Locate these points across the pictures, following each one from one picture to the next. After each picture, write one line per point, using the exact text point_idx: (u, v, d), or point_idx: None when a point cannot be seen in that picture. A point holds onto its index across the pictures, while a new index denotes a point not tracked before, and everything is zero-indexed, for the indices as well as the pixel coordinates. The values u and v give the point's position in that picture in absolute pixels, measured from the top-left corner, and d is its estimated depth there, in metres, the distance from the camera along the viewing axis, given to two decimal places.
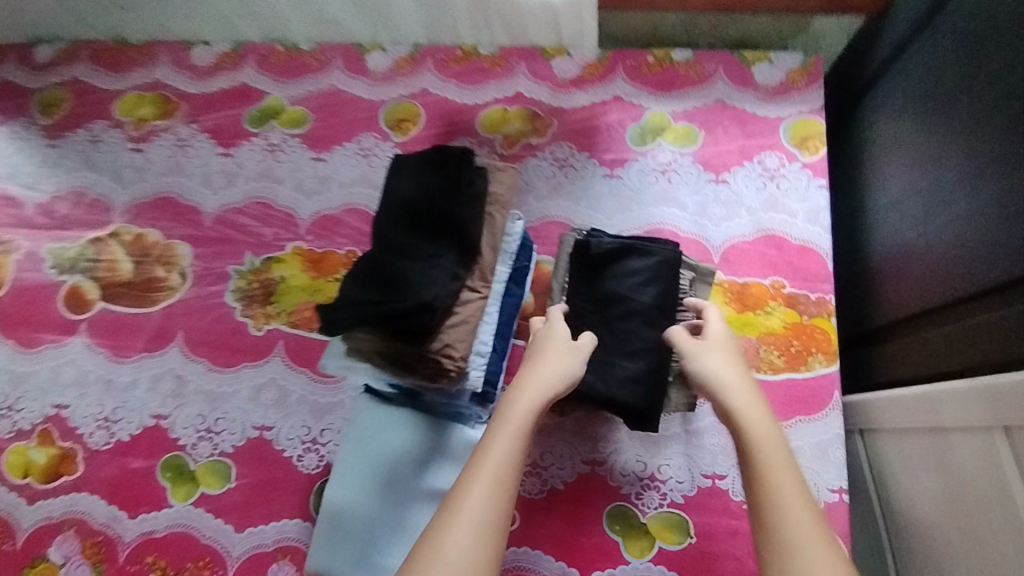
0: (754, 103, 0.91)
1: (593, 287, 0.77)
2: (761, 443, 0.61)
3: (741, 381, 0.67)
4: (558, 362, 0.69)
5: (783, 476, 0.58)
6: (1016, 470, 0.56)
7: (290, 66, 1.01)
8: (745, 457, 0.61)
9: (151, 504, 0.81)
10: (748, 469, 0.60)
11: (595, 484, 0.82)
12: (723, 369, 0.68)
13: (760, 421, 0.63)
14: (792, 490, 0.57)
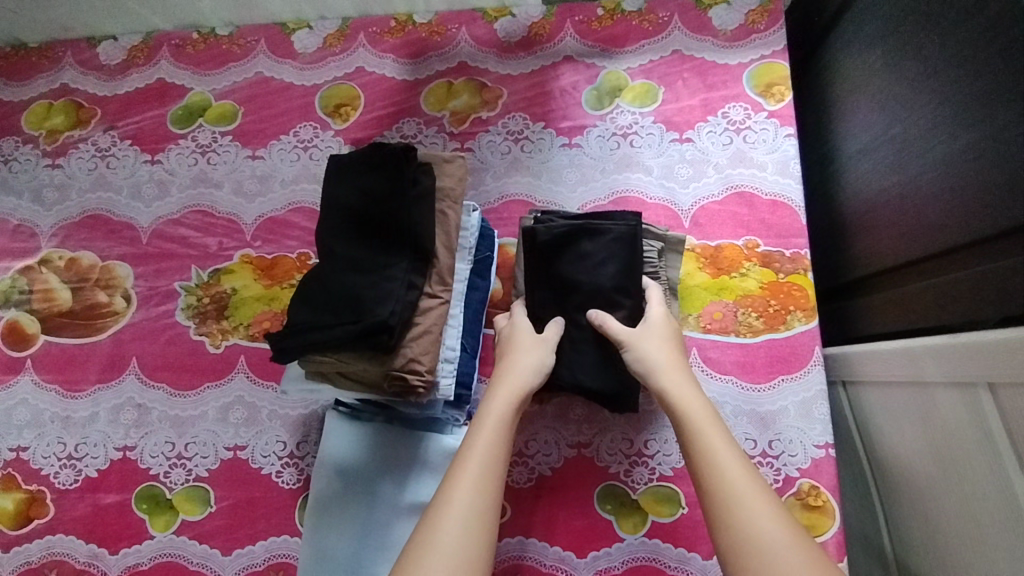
0: (713, 51, 0.85)
1: (549, 274, 0.72)
2: (696, 417, 0.60)
3: (670, 360, 0.66)
4: (525, 355, 0.67)
5: (720, 447, 0.57)
6: (1002, 427, 0.54)
7: (210, 56, 0.92)
8: (681, 434, 0.60)
9: (131, 538, 0.79)
10: (685, 446, 0.59)
11: (583, 466, 0.77)
12: (652, 349, 0.67)
13: (691, 398, 0.62)
14: (731, 458, 0.56)
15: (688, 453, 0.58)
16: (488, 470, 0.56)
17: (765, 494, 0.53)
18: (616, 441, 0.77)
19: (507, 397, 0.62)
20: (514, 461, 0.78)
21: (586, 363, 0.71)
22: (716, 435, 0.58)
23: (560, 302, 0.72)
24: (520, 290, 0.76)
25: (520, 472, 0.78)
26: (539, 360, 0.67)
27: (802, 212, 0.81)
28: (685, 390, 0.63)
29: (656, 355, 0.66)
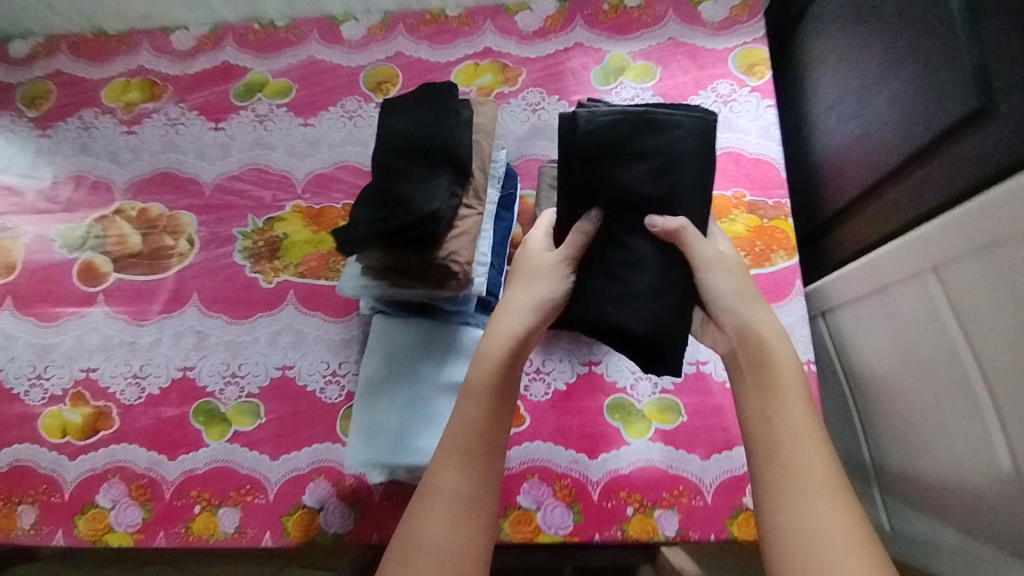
0: (703, 38, 1.00)
1: (598, 176, 0.69)
2: (782, 387, 0.61)
3: (754, 313, 0.66)
4: (534, 284, 0.69)
5: (800, 431, 0.58)
6: (946, 301, 0.65)
7: (269, 41, 1.06)
8: (766, 398, 0.61)
9: (189, 446, 0.88)
10: (762, 415, 0.60)
11: (594, 381, 0.87)
12: (732, 296, 0.67)
13: (785, 366, 0.62)
14: (812, 436, 0.57)
15: (767, 423, 0.59)
16: (480, 441, 0.61)
17: (832, 481, 0.55)
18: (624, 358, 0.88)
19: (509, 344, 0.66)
20: (533, 377, 0.88)
21: (636, 285, 0.68)
22: (802, 415, 0.59)
23: (613, 213, 0.70)
24: None
25: (538, 387, 0.87)
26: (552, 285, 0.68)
27: (781, 168, 0.94)
28: (784, 359, 0.62)
29: (726, 302, 0.67)
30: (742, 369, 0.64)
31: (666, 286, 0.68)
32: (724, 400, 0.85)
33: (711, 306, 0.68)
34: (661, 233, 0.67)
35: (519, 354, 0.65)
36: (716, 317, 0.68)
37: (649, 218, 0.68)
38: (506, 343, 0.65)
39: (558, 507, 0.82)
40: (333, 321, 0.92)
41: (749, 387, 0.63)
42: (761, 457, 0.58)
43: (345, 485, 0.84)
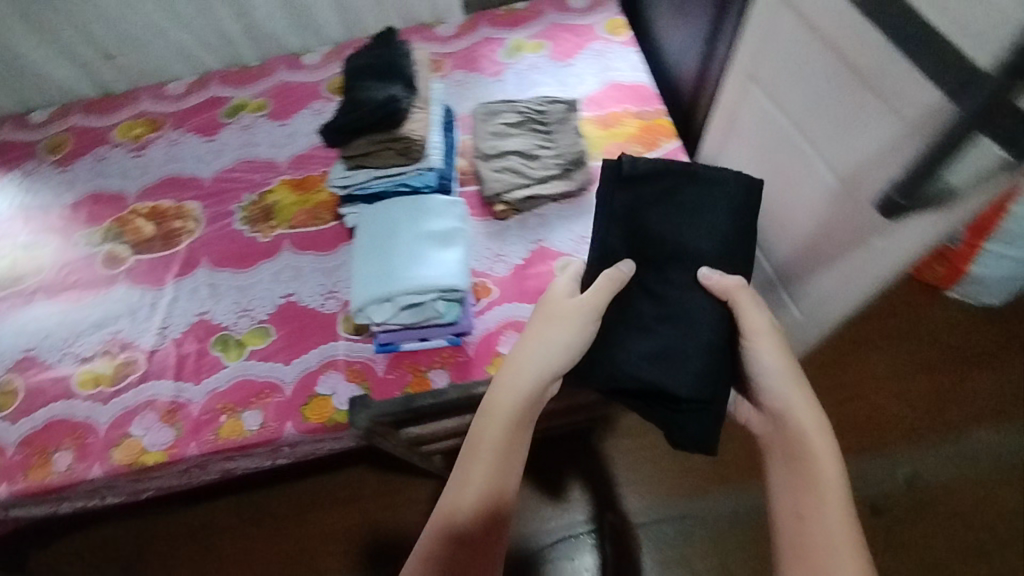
0: (577, 17, 1.33)
1: (639, 224, 0.87)
2: (820, 484, 0.74)
3: (799, 400, 0.79)
4: (554, 323, 0.82)
5: (830, 515, 0.71)
6: (764, 96, 0.91)
7: (246, 76, 1.34)
8: (807, 487, 0.74)
9: (210, 370, 1.01)
10: (796, 511, 0.74)
11: (546, 253, 1.07)
12: (782, 374, 0.80)
13: (823, 453, 0.75)
14: (841, 531, 0.70)
15: (800, 518, 0.73)
16: (484, 507, 0.73)
17: (852, 549, 0.69)
18: (565, 232, 1.09)
19: (514, 400, 0.77)
20: (497, 259, 1.06)
21: (678, 360, 0.80)
22: (836, 509, 0.72)
23: (656, 261, 0.86)
24: (478, 150, 1.12)
25: (501, 265, 1.06)
26: (575, 326, 0.81)
27: (652, 87, 1.23)
28: (820, 441, 0.76)
29: (774, 385, 0.80)
30: (778, 453, 0.79)
31: (703, 345, 0.80)
32: None
33: (760, 387, 0.82)
34: (715, 288, 0.82)
35: (531, 408, 0.78)
36: (763, 394, 0.82)
37: (703, 270, 0.83)
38: (513, 406, 0.76)
39: None
40: (324, 255, 1.11)
41: (787, 471, 0.78)
42: (787, 543, 0.72)
43: (355, 369, 0.99)
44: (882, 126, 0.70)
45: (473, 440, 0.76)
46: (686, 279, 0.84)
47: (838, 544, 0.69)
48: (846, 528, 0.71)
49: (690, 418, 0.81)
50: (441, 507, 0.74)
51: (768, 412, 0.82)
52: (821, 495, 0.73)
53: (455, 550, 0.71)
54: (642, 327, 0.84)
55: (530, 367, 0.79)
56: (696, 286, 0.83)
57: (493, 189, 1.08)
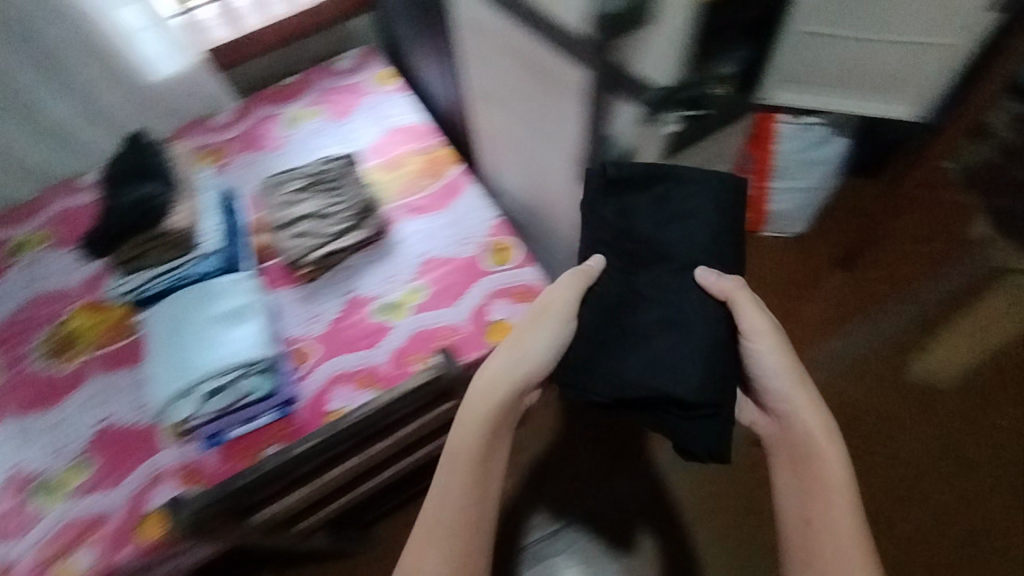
0: (346, 77, 1.38)
1: (644, 195, 0.96)
2: (833, 481, 0.97)
3: (801, 409, 1.03)
4: (530, 342, 0.97)
5: (837, 515, 0.95)
6: (498, 110, 1.04)
7: (19, 212, 1.28)
8: (818, 483, 0.99)
9: (29, 524, 0.94)
10: (805, 519, 0.98)
11: (358, 300, 1.09)
12: (784, 377, 1.03)
13: (822, 449, 1.00)
14: (844, 518, 0.95)
15: (808, 521, 0.97)
16: (463, 517, 0.94)
17: (850, 523, 0.94)
18: (372, 278, 1.12)
19: (483, 418, 0.98)
20: (312, 320, 1.08)
21: (692, 358, 0.89)
22: (840, 489, 0.97)
23: (622, 273, 0.97)
24: (272, 220, 1.14)
25: (316, 324, 1.07)
26: (543, 344, 0.97)
27: (428, 122, 1.30)
28: (826, 444, 1.00)
29: (780, 379, 1.03)
30: (784, 457, 1.05)
31: (693, 354, 0.89)
32: (452, 266, 1.11)
33: (778, 399, 1.05)
34: (715, 289, 0.93)
35: (497, 423, 0.98)
36: (772, 399, 1.06)
37: (700, 268, 0.94)
38: (484, 424, 0.97)
39: (361, 393, 1.00)
40: (136, 367, 1.07)
41: (807, 480, 1.00)
42: (797, 547, 0.97)
43: (185, 473, 0.95)
44: (552, 98, 0.90)
45: (450, 452, 0.97)
46: (693, 278, 0.94)
47: (840, 521, 0.95)
48: (850, 508, 0.96)
49: (677, 411, 0.94)
50: (443, 521, 0.94)
51: (780, 416, 1.06)
52: (831, 498, 0.97)
53: (451, 547, 0.93)
54: (643, 334, 0.93)
55: (512, 373, 0.98)
56: (702, 288, 0.94)
57: (291, 254, 1.10)
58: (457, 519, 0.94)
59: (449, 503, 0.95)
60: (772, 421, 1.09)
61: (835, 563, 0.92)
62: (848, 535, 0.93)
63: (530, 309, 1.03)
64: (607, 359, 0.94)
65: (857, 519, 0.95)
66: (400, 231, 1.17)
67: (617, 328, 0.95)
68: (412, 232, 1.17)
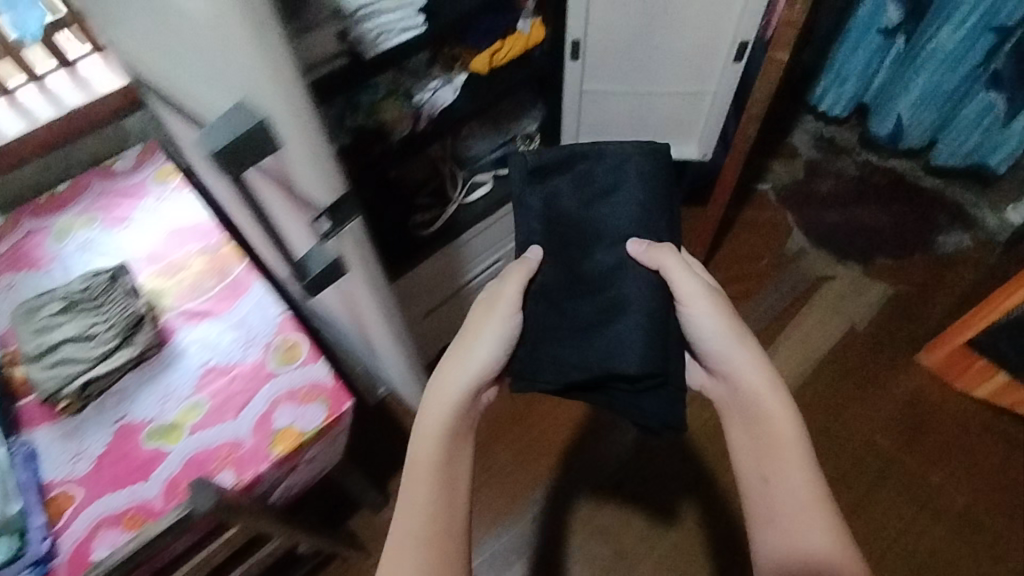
0: (123, 176, 1.29)
1: (574, 183, 1.09)
2: (775, 433, 0.96)
3: (745, 363, 1.01)
4: (483, 338, 1.01)
5: (785, 468, 0.94)
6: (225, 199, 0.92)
7: None
8: (765, 424, 0.98)
9: None
10: (762, 477, 0.95)
11: (128, 428, 1.00)
12: (724, 336, 1.02)
13: (772, 408, 0.98)
14: (798, 441, 0.95)
15: (764, 475, 0.95)
16: (434, 522, 0.88)
17: (791, 477, 0.93)
18: (144, 399, 1.03)
19: (441, 417, 0.97)
20: (75, 457, 0.98)
21: (648, 309, 0.99)
22: (790, 429, 0.96)
23: (561, 265, 1.05)
24: (26, 349, 1.03)
25: (79, 461, 0.98)
26: (485, 354, 1.01)
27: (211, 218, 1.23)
28: (767, 395, 0.99)
29: (720, 346, 1.02)
30: (736, 415, 1.03)
31: (641, 308, 0.98)
32: (233, 374, 1.04)
33: (714, 356, 1.04)
34: (647, 256, 1.01)
35: (455, 425, 0.97)
36: (716, 360, 1.04)
37: (632, 243, 1.03)
38: (452, 407, 0.97)
39: (127, 535, 0.91)
40: None
41: (761, 420, 0.99)
42: (752, 496, 0.95)
43: None
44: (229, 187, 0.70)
45: (419, 424, 0.98)
46: (625, 257, 1.03)
47: (791, 466, 0.94)
48: (796, 442, 0.95)
49: (625, 385, 1.00)
50: (416, 506, 0.90)
51: (726, 375, 1.04)
52: (781, 450, 0.95)
53: (415, 560, 0.85)
54: (595, 326, 1.00)
55: (467, 370, 1.00)
56: (631, 258, 1.02)
57: (45, 388, 1.00)
58: (426, 525, 0.88)
59: (418, 463, 0.94)
60: (721, 381, 1.06)
61: (779, 509, 0.91)
62: (794, 487, 0.92)
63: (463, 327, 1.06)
64: (546, 352, 1.03)
65: (804, 467, 0.94)
66: (178, 340, 1.08)
67: (559, 320, 1.03)
68: (191, 339, 1.08)
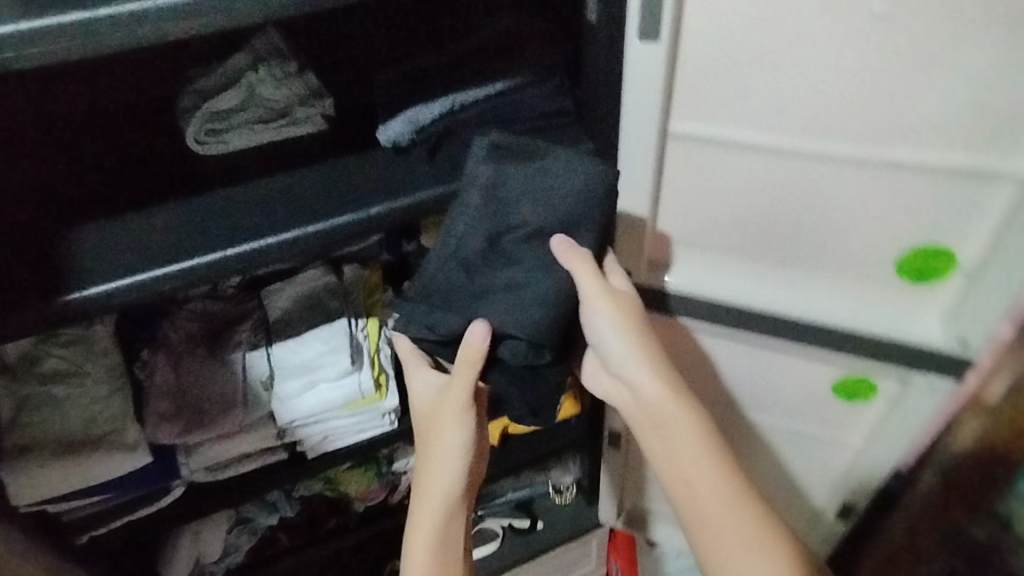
0: None
1: (505, 200, 0.60)
2: (660, 420, 0.67)
3: (644, 372, 0.66)
4: (450, 446, 0.68)
5: (710, 472, 0.66)
6: None
7: None
8: (659, 430, 0.67)
9: None
10: (683, 481, 0.67)
11: None
12: (625, 338, 0.65)
13: (671, 411, 0.66)
14: (688, 425, 0.66)
15: (690, 485, 0.67)
16: None
17: (714, 488, 0.65)
18: None
19: (432, 511, 0.69)
20: None
21: (506, 203, 0.61)
22: (692, 429, 0.66)
23: (483, 232, 0.60)
24: None
25: None
26: (468, 434, 0.68)
27: None
28: (681, 407, 0.66)
29: (622, 345, 0.65)
30: (644, 425, 0.69)
31: (553, 297, 0.61)
32: None
33: (614, 363, 0.67)
34: (564, 253, 0.60)
35: (458, 508, 0.70)
36: (616, 365, 0.67)
37: (554, 241, 0.61)
38: (447, 502, 0.69)
39: None
40: None
41: (653, 435, 0.69)
42: (705, 549, 0.65)
43: None
44: None
45: (413, 524, 0.70)
46: (540, 226, 0.61)
47: (694, 448, 0.66)
48: (694, 434, 0.66)
49: (515, 389, 0.67)
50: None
51: (624, 383, 0.68)
52: (679, 435, 0.66)
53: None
54: (496, 291, 0.62)
55: (453, 455, 0.68)
56: (554, 265, 0.61)
57: None
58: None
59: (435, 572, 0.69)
60: (631, 399, 0.69)
61: (746, 535, 0.63)
62: (733, 502, 0.65)
63: (425, 406, 0.70)
64: (432, 301, 0.64)
65: (722, 465, 0.66)
66: None
67: (464, 282, 0.62)
68: None
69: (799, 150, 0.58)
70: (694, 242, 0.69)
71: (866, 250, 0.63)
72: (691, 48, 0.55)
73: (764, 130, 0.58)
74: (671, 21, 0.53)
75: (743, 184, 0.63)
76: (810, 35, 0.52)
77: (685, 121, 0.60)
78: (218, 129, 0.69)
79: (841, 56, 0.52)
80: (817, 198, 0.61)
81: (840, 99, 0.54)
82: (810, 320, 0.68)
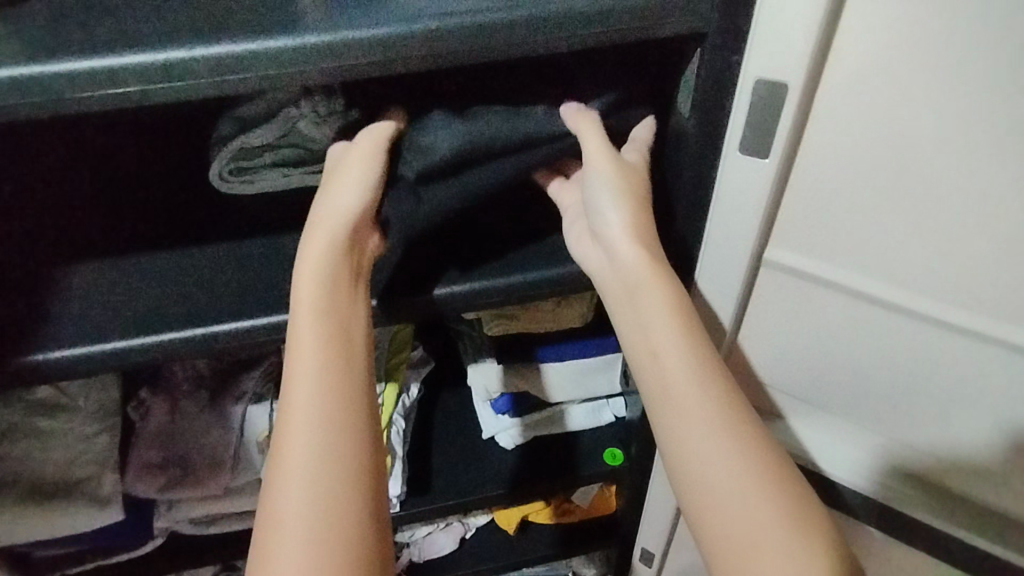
0: None
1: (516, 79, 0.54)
2: (632, 277, 0.50)
3: (629, 230, 0.51)
4: (350, 185, 0.48)
5: (701, 366, 0.49)
6: None
7: None
8: (635, 295, 0.50)
9: None
10: (650, 353, 0.50)
11: None
12: (620, 201, 0.51)
13: (651, 275, 0.50)
14: (664, 285, 0.50)
15: (657, 359, 0.49)
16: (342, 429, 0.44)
17: (700, 394, 0.48)
18: None
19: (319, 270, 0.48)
20: None
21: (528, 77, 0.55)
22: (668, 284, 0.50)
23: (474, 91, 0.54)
24: None
25: None
26: (370, 190, 0.49)
27: None
28: (660, 270, 0.50)
29: (613, 206, 0.51)
30: (613, 293, 0.52)
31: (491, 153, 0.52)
32: None
33: (595, 214, 0.52)
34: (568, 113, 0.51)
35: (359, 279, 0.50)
36: (593, 217, 0.53)
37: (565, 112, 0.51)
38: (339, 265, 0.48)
39: None
40: None
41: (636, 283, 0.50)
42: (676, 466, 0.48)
43: None
44: None
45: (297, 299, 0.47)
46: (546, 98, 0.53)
47: (662, 310, 0.49)
48: (670, 303, 0.49)
49: (407, 209, 0.53)
50: (312, 445, 0.44)
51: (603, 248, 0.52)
52: (648, 300, 0.50)
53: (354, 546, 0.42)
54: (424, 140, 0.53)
55: (346, 206, 0.49)
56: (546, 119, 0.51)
57: None
58: (353, 479, 0.44)
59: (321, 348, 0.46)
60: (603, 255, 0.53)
61: (720, 457, 0.47)
62: (711, 413, 0.47)
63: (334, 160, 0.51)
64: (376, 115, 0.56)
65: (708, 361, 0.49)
66: None
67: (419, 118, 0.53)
68: None
69: (915, 311, 0.48)
70: (770, 382, 0.59)
71: (980, 437, 0.52)
72: (808, 172, 0.46)
73: (878, 281, 0.48)
74: (785, 138, 0.45)
75: (841, 335, 0.53)
76: (963, 184, 0.42)
77: (784, 251, 0.51)
78: (244, 167, 0.57)
79: (992, 213, 0.42)
80: (923, 370, 0.51)
81: (982, 264, 0.44)
82: (881, 499, 0.59)
